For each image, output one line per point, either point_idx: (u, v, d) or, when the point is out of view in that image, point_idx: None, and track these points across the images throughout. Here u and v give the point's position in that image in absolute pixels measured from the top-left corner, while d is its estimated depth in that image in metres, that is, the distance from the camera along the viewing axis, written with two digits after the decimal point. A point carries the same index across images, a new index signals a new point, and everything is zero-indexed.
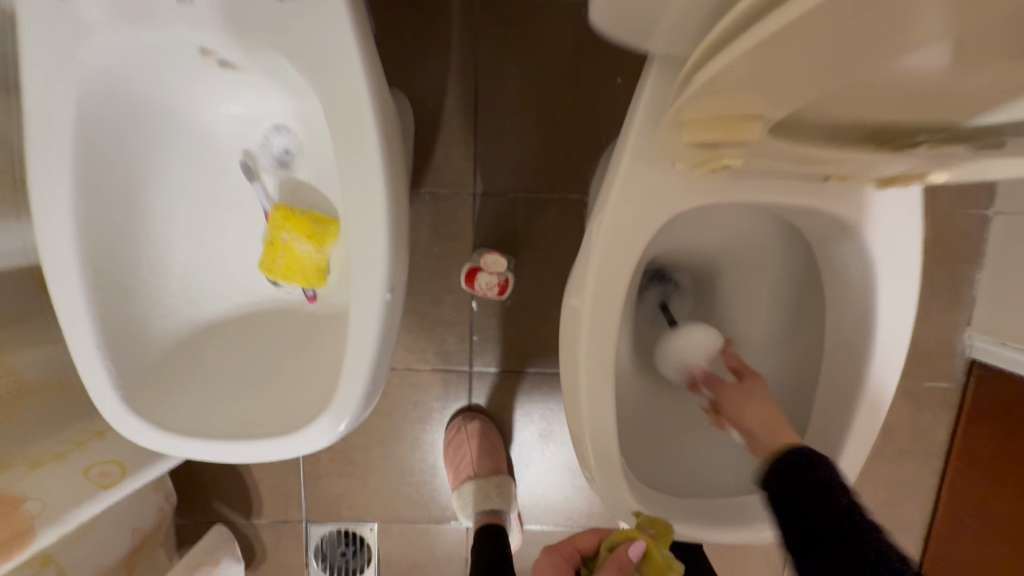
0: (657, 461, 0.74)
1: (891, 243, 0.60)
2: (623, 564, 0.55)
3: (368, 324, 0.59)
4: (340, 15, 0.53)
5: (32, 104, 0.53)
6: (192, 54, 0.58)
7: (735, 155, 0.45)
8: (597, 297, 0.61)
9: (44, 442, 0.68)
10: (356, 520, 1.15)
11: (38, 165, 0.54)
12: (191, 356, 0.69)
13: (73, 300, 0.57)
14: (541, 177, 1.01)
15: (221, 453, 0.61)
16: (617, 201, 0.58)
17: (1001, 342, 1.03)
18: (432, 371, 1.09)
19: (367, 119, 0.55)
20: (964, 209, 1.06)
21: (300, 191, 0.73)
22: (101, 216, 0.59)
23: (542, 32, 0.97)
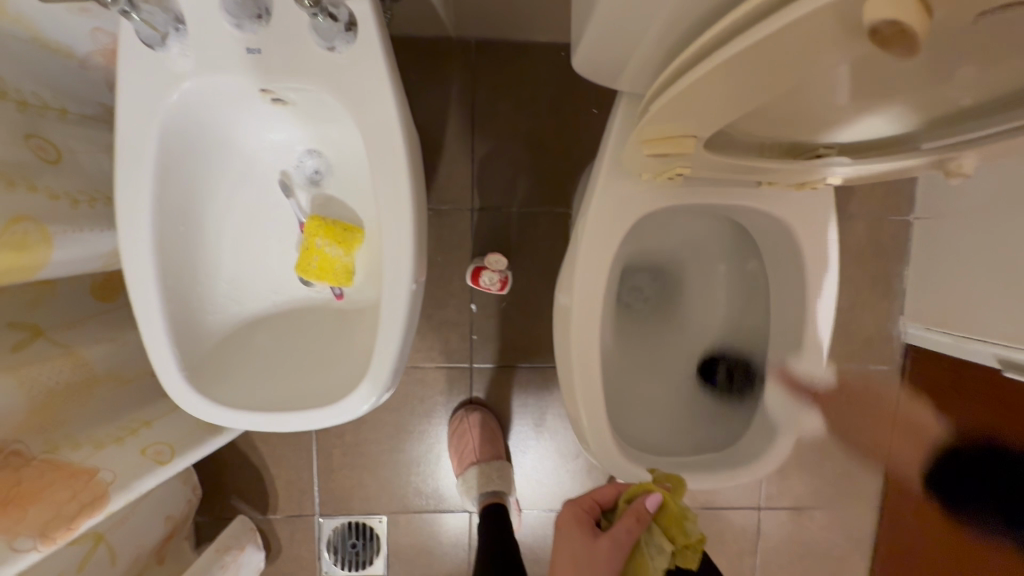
0: (640, 427, 0.87)
1: (816, 234, 0.75)
2: (641, 514, 0.66)
3: (398, 310, 0.72)
4: (378, 62, 0.66)
5: (126, 135, 0.65)
6: (252, 94, 0.71)
7: (684, 165, 0.60)
8: (584, 285, 0.74)
9: (104, 428, 0.77)
10: (367, 512, 1.24)
11: (125, 183, 0.66)
12: (237, 347, 0.80)
13: (149, 294, 0.69)
14: (530, 193, 1.16)
15: (270, 425, 0.72)
16: (598, 205, 0.73)
17: (928, 326, 1.20)
18: (437, 368, 1.21)
19: (398, 143, 0.68)
20: (890, 215, 1.24)
21: (329, 205, 0.85)
22: (171, 226, 0.71)
23: (528, 70, 1.14)
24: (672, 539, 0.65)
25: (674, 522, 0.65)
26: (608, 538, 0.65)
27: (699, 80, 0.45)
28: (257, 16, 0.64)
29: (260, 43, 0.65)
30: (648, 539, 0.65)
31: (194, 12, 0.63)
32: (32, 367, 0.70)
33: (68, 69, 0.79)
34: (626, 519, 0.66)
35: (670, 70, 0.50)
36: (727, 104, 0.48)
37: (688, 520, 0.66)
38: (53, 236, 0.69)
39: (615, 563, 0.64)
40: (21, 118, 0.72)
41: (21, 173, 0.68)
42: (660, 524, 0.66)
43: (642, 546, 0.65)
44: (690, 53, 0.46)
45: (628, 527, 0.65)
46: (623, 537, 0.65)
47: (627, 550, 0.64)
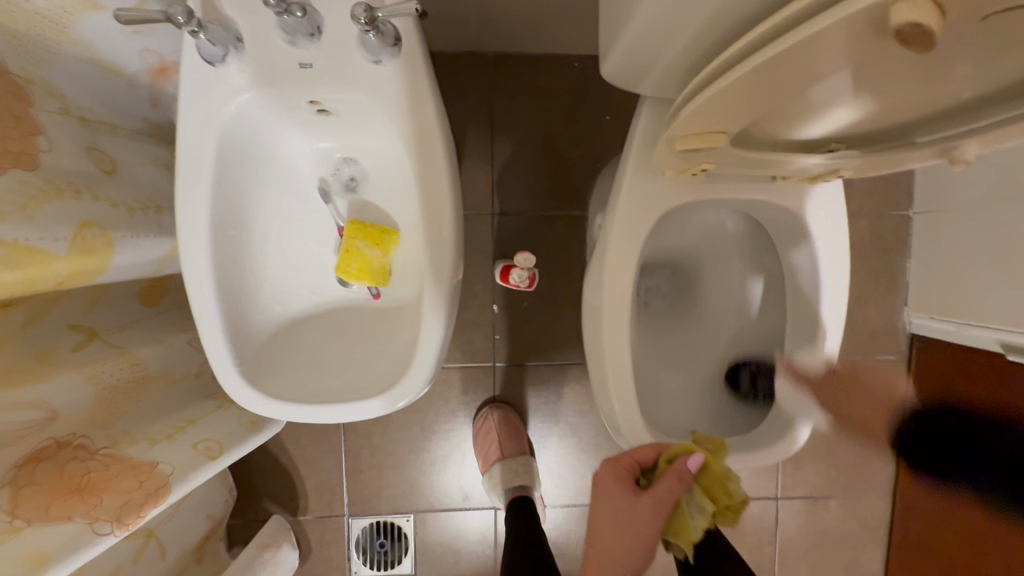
0: (667, 413, 0.91)
1: (828, 226, 0.81)
2: (684, 474, 0.69)
3: (439, 304, 0.76)
4: (421, 73, 0.72)
5: (187, 145, 0.70)
6: (300, 106, 0.76)
7: (709, 161, 0.66)
8: (613, 277, 0.79)
9: (155, 426, 0.80)
10: (395, 512, 1.26)
11: (185, 190, 0.71)
12: (282, 345, 0.84)
13: (206, 294, 0.73)
14: (548, 197, 1.21)
15: (319, 416, 0.76)
16: (624, 202, 0.78)
17: (932, 316, 1.25)
18: (461, 368, 1.25)
19: (439, 148, 0.73)
20: (891, 211, 1.30)
21: (365, 209, 0.90)
22: (225, 230, 0.76)
23: (543, 81, 1.20)
24: (713, 499, 0.70)
25: (714, 483, 0.70)
26: (652, 498, 0.69)
27: (733, 82, 0.49)
28: (312, 34, 0.68)
29: (311, 59, 0.70)
30: (688, 499, 0.70)
31: (253, 32, 0.69)
32: (98, 365, 0.76)
33: (118, 86, 0.84)
34: (669, 480, 0.69)
35: (704, 74, 0.55)
36: (757, 103, 0.53)
37: (730, 481, 0.71)
38: (115, 241, 0.74)
39: (657, 519, 0.69)
40: (83, 132, 0.77)
41: (85, 184, 0.73)
42: (701, 484, 0.70)
43: (682, 505, 0.70)
44: (724, 56, 0.50)
45: (672, 487, 0.68)
46: (666, 494, 0.69)
47: (669, 508, 0.69)
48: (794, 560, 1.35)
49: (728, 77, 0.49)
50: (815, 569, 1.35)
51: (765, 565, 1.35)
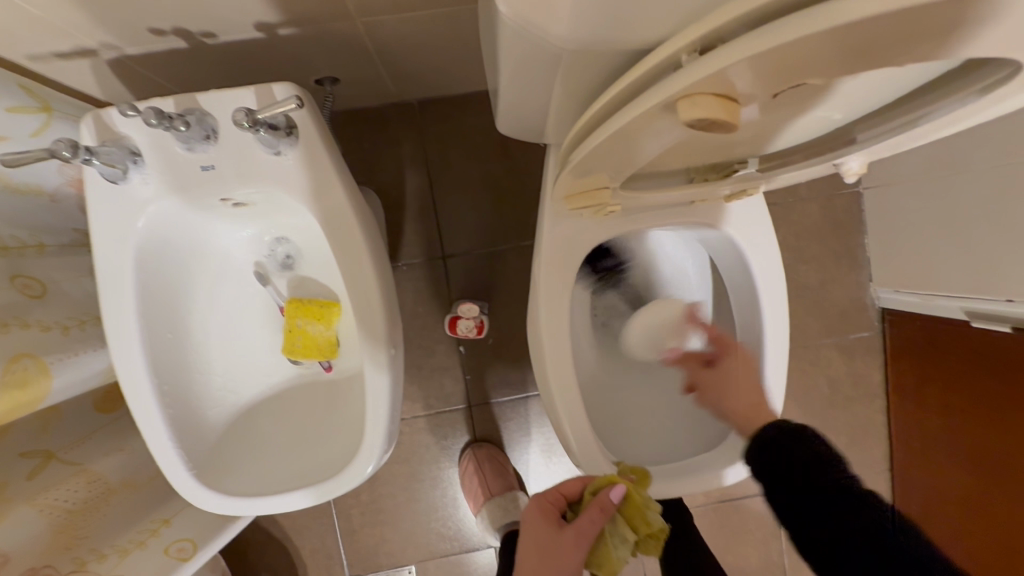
0: (632, 443, 0.90)
1: (755, 236, 0.80)
2: (605, 506, 0.69)
3: (381, 376, 0.76)
4: (322, 156, 0.72)
5: (104, 263, 0.70)
6: (213, 204, 0.76)
7: (614, 203, 0.66)
8: (548, 319, 0.79)
9: (125, 535, 0.82)
10: (395, 565, 1.26)
11: (111, 307, 0.71)
12: (238, 435, 0.84)
13: (147, 404, 0.73)
14: (495, 232, 1.22)
15: (280, 505, 0.75)
16: (548, 245, 0.78)
17: (896, 290, 1.24)
18: (437, 414, 1.25)
19: (354, 224, 0.74)
20: (840, 190, 1.29)
21: (305, 285, 0.91)
22: (159, 336, 0.76)
23: (471, 119, 1.20)
24: (635, 528, 0.70)
25: (636, 512, 0.69)
26: (574, 530, 0.69)
27: (596, 148, 0.48)
28: (206, 137, 0.68)
29: (212, 159, 0.70)
30: (613, 530, 0.70)
31: (148, 143, 0.69)
32: (46, 492, 0.75)
33: (41, 206, 0.85)
34: (591, 511, 0.69)
35: (571, 138, 0.54)
36: (627, 163, 0.53)
37: (650, 510, 0.70)
38: (50, 366, 0.74)
39: (580, 552, 0.68)
40: (5, 262, 0.77)
41: (13, 314, 0.73)
42: (623, 514, 0.70)
43: (605, 535, 0.70)
44: (583, 125, 0.50)
45: (592, 518, 0.68)
46: (587, 526, 0.68)
47: (591, 539, 0.69)
48: None
49: (590, 144, 0.48)
50: None
51: (775, 560, 1.34)
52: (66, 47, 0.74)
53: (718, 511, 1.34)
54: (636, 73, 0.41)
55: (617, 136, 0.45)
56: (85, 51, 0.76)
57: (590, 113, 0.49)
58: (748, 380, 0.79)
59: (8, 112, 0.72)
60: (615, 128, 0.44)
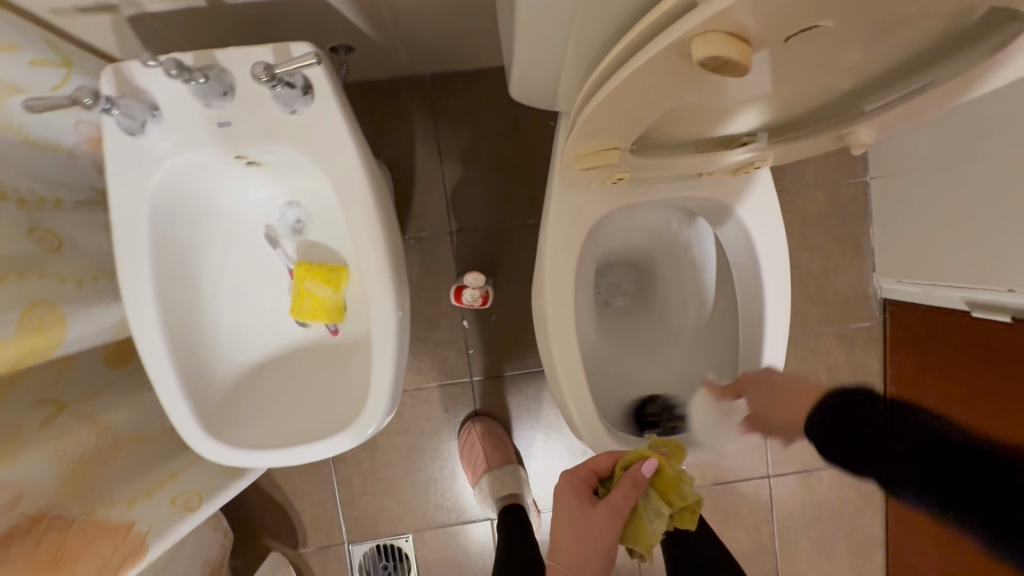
0: (631, 415, 0.92)
1: (760, 217, 0.81)
2: (637, 481, 0.71)
3: (387, 337, 0.78)
4: (336, 117, 0.73)
5: (120, 215, 0.72)
6: (228, 162, 0.78)
7: (623, 170, 0.67)
8: (553, 288, 0.80)
9: (133, 485, 0.83)
10: (393, 533, 1.29)
11: (126, 258, 0.72)
12: (245, 393, 0.86)
13: (158, 355, 0.74)
14: (503, 209, 1.23)
15: (285, 459, 0.77)
16: (555, 215, 0.79)
17: (899, 280, 1.25)
18: (439, 386, 1.27)
19: (365, 186, 0.75)
20: (847, 179, 1.30)
21: (314, 249, 0.93)
22: (171, 290, 0.77)
23: (483, 94, 1.21)
24: (670, 501, 0.71)
25: (669, 487, 0.71)
26: (607, 507, 0.71)
27: (614, 92, 0.49)
28: (224, 93, 0.70)
29: (229, 116, 0.72)
30: (647, 503, 0.72)
31: (167, 97, 0.70)
32: (62, 437, 0.77)
33: (59, 162, 0.86)
34: (623, 487, 0.71)
35: (586, 89, 0.55)
36: (642, 115, 0.54)
37: (685, 483, 0.72)
38: (66, 315, 0.76)
39: (614, 527, 0.71)
40: (24, 215, 0.78)
41: (31, 264, 0.75)
42: (657, 489, 0.72)
43: (641, 509, 0.71)
44: (602, 70, 0.50)
45: (625, 494, 0.70)
46: (621, 502, 0.70)
47: (625, 515, 0.71)
48: (794, 535, 1.36)
49: (610, 86, 0.48)
50: (815, 542, 1.35)
51: (766, 544, 1.36)
52: (87, 2, 0.75)
53: (712, 493, 1.36)
54: (650, 17, 0.43)
55: (638, 75, 0.46)
56: (106, 6, 0.76)
57: (611, 56, 0.49)
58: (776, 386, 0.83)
59: (29, 65, 0.74)
60: (640, 63, 0.44)
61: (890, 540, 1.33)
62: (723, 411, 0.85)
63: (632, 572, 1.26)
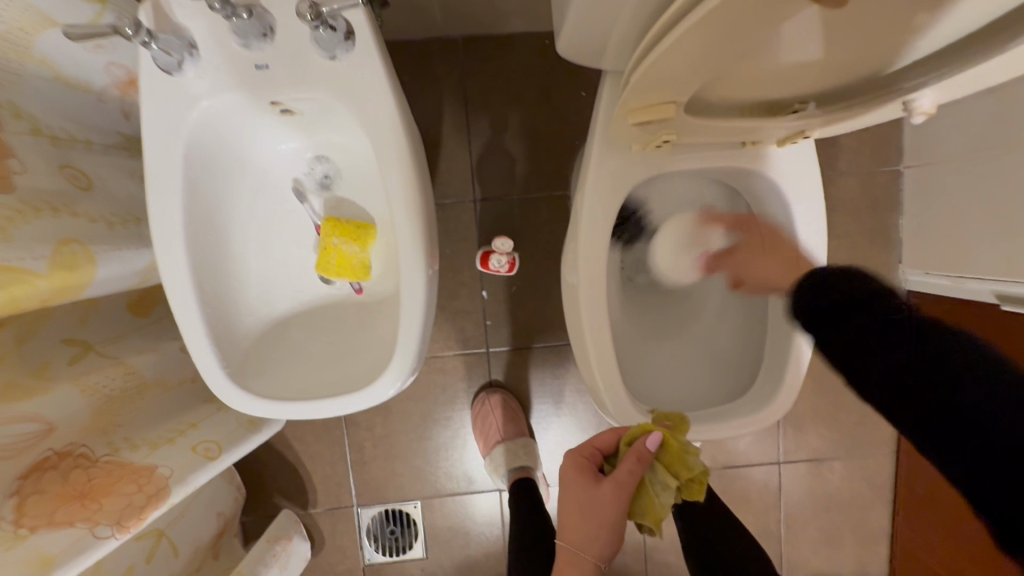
0: (659, 387, 0.91)
1: (801, 193, 0.80)
2: (641, 454, 0.70)
3: (416, 294, 0.77)
4: (376, 65, 0.71)
5: (154, 156, 0.71)
6: (262, 108, 0.77)
7: (670, 132, 0.66)
8: (586, 253, 0.79)
9: (155, 431, 0.83)
10: (402, 499, 1.30)
11: (158, 200, 0.72)
12: (269, 345, 0.86)
13: (187, 299, 0.74)
14: (528, 179, 1.21)
15: (309, 411, 0.77)
16: (593, 178, 0.78)
17: (927, 272, 1.23)
18: (455, 355, 1.26)
19: (400, 137, 0.74)
20: (880, 167, 1.27)
21: (342, 205, 0.92)
22: (201, 236, 0.77)
23: (515, 60, 1.18)
24: (676, 474, 0.71)
25: (675, 458, 0.71)
26: (611, 482, 0.70)
27: (678, 40, 0.47)
28: (263, 34, 0.68)
29: (267, 59, 0.70)
30: (653, 478, 0.71)
31: (205, 36, 0.68)
32: (89, 376, 0.77)
33: (88, 102, 0.84)
34: (628, 461, 0.70)
35: (644, 41, 0.52)
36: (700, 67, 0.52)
37: (689, 454, 0.71)
38: (96, 255, 0.75)
39: (620, 501, 0.70)
40: (55, 151, 0.77)
41: (61, 201, 0.74)
42: (662, 462, 0.71)
43: (647, 484, 0.71)
44: (667, 16, 0.48)
45: (630, 468, 0.70)
46: (627, 477, 0.70)
47: (632, 489, 0.70)
48: (800, 522, 1.36)
49: (676, 32, 0.46)
50: (821, 529, 1.36)
51: (771, 529, 1.36)
52: None
53: (721, 476, 1.36)
54: None
55: (707, 20, 0.43)
56: None
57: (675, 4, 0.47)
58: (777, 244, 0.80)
59: None
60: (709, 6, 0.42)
61: (896, 531, 1.33)
62: (697, 231, 0.90)
63: (637, 549, 1.27)
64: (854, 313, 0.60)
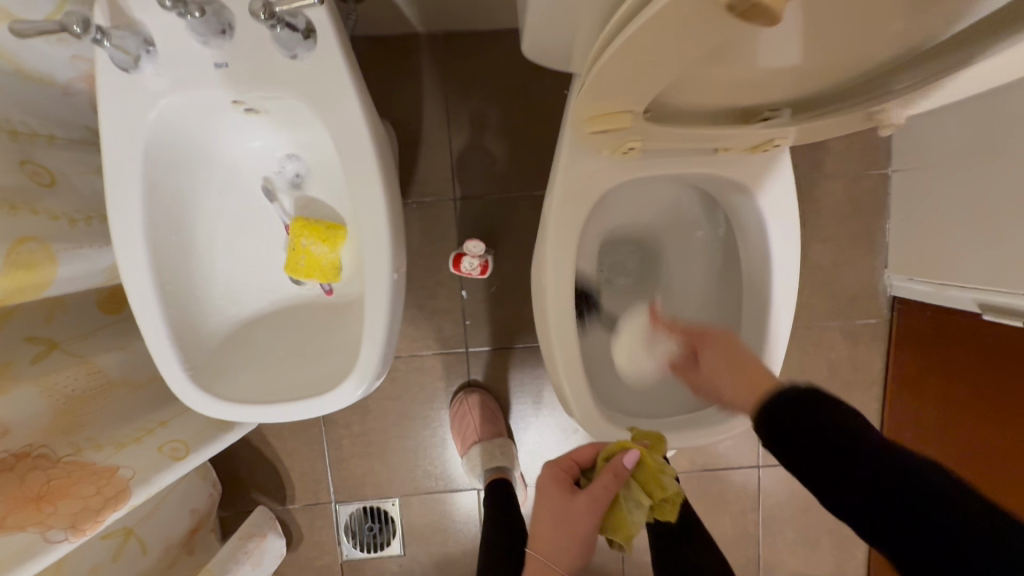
0: (630, 395, 0.90)
1: (777, 203, 0.78)
2: (617, 471, 0.69)
3: (381, 299, 0.76)
4: (338, 64, 0.70)
5: (112, 155, 0.69)
6: (225, 107, 0.75)
7: (635, 137, 0.64)
8: (555, 258, 0.78)
9: (123, 430, 0.83)
10: (380, 496, 1.30)
11: (117, 200, 0.70)
12: (237, 346, 0.85)
13: (149, 301, 0.73)
14: (508, 178, 1.19)
15: (273, 415, 0.76)
16: (561, 182, 0.76)
17: (911, 278, 1.22)
18: (434, 355, 1.25)
19: (364, 138, 0.72)
20: (867, 171, 1.25)
21: (312, 205, 0.90)
22: (164, 237, 0.76)
23: (497, 57, 1.16)
24: (650, 493, 0.70)
25: (651, 478, 0.69)
26: (586, 495, 0.70)
27: (633, 38, 0.45)
28: (221, 31, 0.67)
29: (227, 58, 0.68)
30: (627, 495, 0.70)
31: (162, 33, 0.67)
32: (50, 376, 0.76)
33: (51, 96, 0.83)
34: (604, 477, 0.69)
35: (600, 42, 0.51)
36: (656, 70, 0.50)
37: (665, 475, 0.70)
38: (56, 254, 0.74)
39: (593, 515, 0.70)
40: (14, 147, 0.76)
41: (20, 199, 0.73)
42: (638, 480, 0.70)
43: (620, 501, 0.70)
44: (618, 19, 0.47)
45: (605, 484, 0.69)
46: (600, 492, 0.69)
47: (605, 505, 0.69)
48: (779, 525, 1.36)
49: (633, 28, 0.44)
50: (799, 533, 1.36)
51: (750, 532, 1.36)
52: None
53: (700, 479, 1.36)
54: None
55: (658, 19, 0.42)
56: None
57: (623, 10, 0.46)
58: (742, 354, 0.69)
59: None
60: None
61: None
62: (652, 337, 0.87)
63: (614, 550, 1.27)
64: (820, 464, 0.55)
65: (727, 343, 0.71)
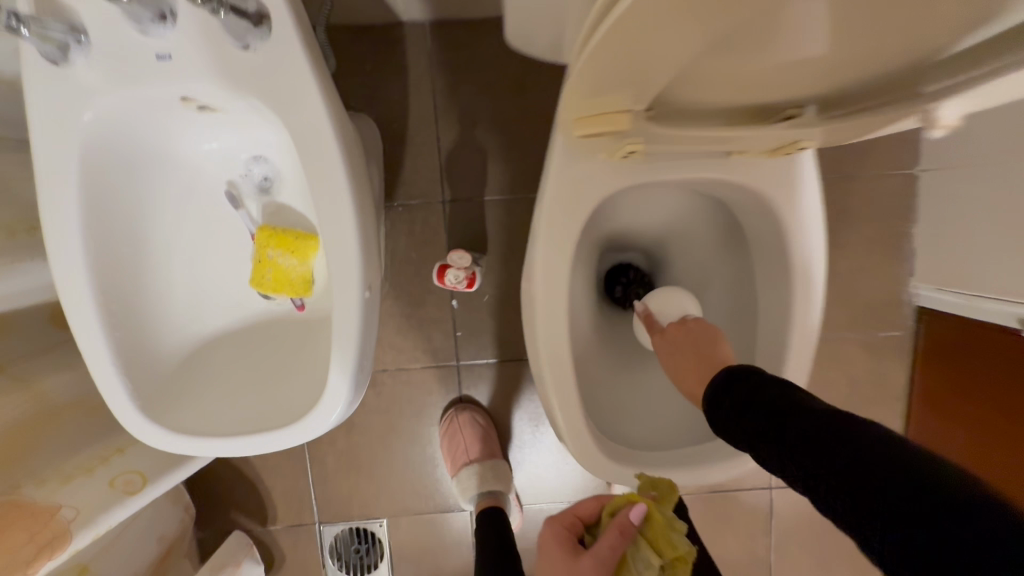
0: (630, 422, 0.81)
1: (800, 211, 0.69)
2: (623, 527, 0.61)
3: (350, 320, 0.67)
4: (297, 54, 0.61)
5: (43, 158, 0.61)
6: (175, 103, 0.67)
7: (636, 141, 0.55)
8: (546, 273, 0.69)
9: (74, 459, 0.76)
10: (367, 516, 1.22)
11: (51, 209, 0.62)
12: (196, 369, 0.77)
13: (90, 322, 0.65)
14: (501, 179, 1.10)
15: (232, 448, 0.69)
16: (553, 188, 0.67)
17: (942, 288, 1.12)
18: (423, 368, 1.17)
19: (329, 138, 0.64)
20: (893, 170, 1.15)
21: (282, 212, 0.82)
22: (110, 250, 0.68)
23: (488, 47, 1.07)
24: (660, 552, 0.60)
25: (660, 535, 0.61)
26: (590, 557, 0.60)
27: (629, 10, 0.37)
28: (161, 17, 0.58)
29: (170, 48, 0.60)
30: (635, 555, 0.61)
31: (94, 20, 0.59)
32: None
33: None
34: (608, 534, 0.61)
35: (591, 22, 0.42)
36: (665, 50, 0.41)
37: (676, 529, 0.61)
38: None
39: None
40: None
41: None
42: (646, 537, 0.61)
43: (628, 563, 0.60)
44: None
45: (610, 543, 0.60)
46: (606, 553, 0.60)
47: (611, 568, 0.60)
48: (792, 550, 1.27)
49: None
50: (814, 558, 1.27)
51: (761, 557, 1.27)
52: None
53: (708, 500, 1.27)
54: None
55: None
56: None
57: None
58: (701, 339, 0.67)
59: None
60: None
61: None
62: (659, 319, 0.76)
63: None
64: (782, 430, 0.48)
65: (710, 339, 0.66)
